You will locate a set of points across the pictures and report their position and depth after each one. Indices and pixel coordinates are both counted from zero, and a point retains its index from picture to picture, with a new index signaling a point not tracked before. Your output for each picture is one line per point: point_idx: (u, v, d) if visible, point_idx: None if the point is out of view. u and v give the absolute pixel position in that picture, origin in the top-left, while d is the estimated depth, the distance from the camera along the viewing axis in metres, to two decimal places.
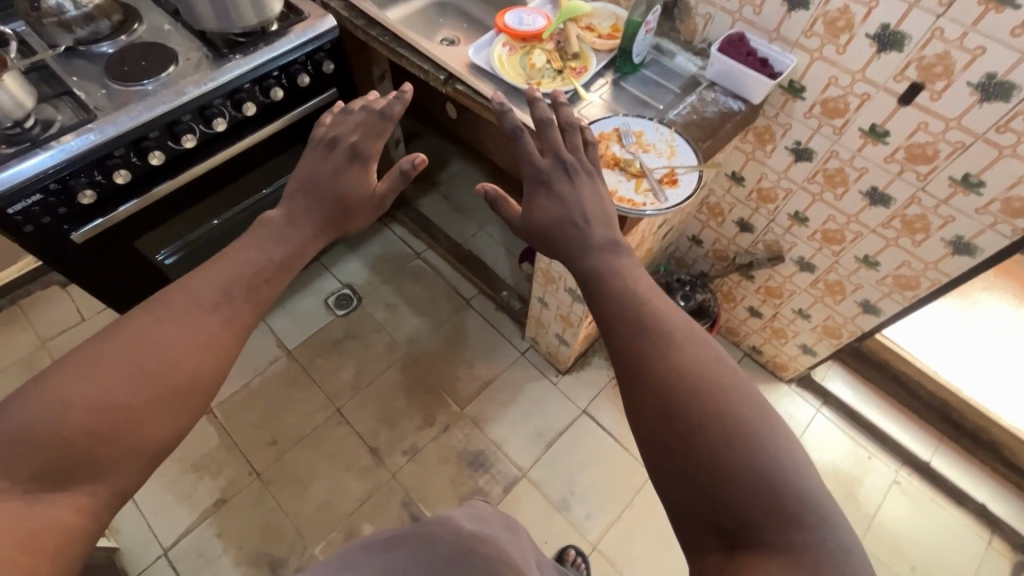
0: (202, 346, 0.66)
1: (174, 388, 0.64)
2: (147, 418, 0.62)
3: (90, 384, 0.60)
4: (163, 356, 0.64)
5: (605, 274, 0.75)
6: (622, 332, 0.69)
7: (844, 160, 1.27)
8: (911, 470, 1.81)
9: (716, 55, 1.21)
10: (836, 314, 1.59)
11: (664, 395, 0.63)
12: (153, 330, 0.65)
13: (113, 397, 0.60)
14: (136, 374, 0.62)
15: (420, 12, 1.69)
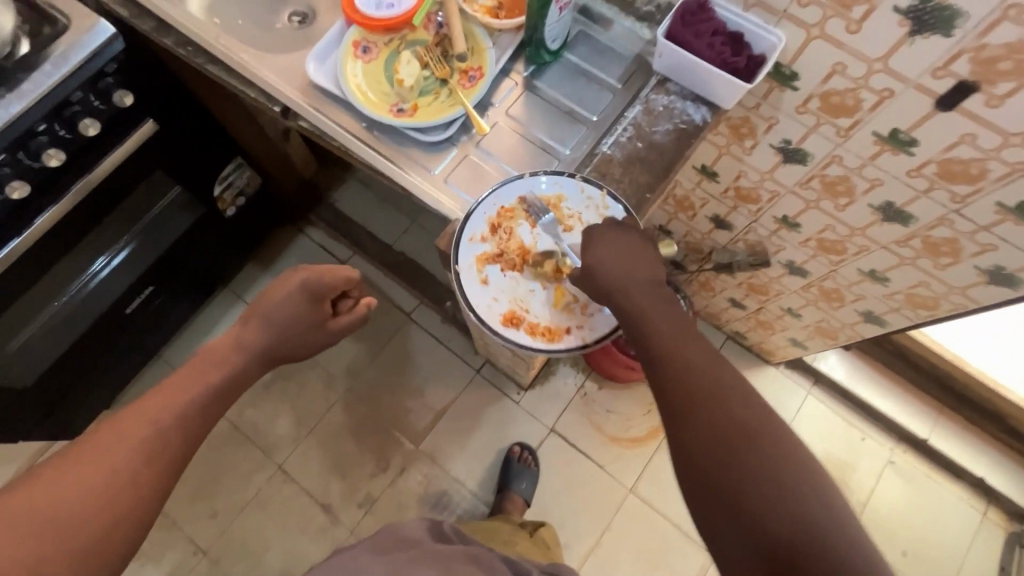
0: (132, 484, 0.65)
1: (131, 501, 0.64)
2: (97, 531, 0.61)
3: (11, 526, 0.57)
4: (93, 495, 0.62)
5: (649, 308, 0.66)
6: (667, 377, 0.62)
7: (849, 167, 0.92)
8: (907, 448, 1.68)
9: (665, 45, 0.81)
10: (831, 318, 1.33)
11: (718, 450, 0.56)
12: (128, 436, 0.67)
13: (76, 507, 0.61)
14: (61, 513, 0.60)
15: None
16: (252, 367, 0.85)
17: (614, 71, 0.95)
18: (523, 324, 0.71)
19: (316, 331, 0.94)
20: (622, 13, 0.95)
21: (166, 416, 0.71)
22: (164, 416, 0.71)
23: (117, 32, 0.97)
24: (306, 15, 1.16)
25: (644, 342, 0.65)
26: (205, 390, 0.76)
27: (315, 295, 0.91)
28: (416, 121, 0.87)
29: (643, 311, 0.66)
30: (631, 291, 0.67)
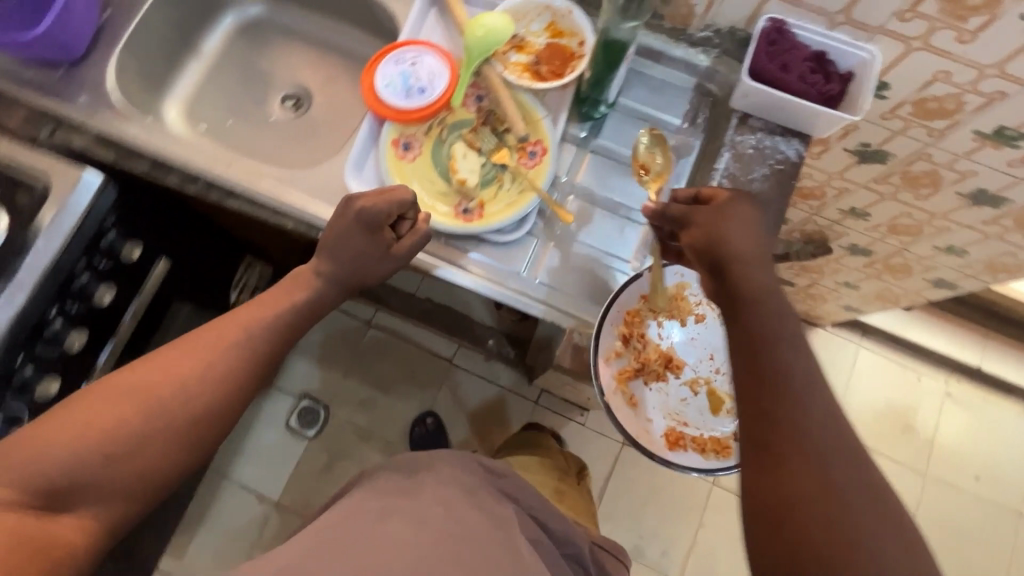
0: (212, 379, 0.68)
1: (185, 425, 0.65)
2: (159, 451, 0.64)
3: (124, 402, 0.63)
4: (180, 392, 0.66)
5: (757, 291, 0.60)
6: (774, 375, 0.56)
7: (939, 163, 0.87)
8: (960, 377, 1.72)
9: (752, 86, 0.73)
10: (895, 287, 1.31)
11: (811, 452, 0.52)
12: (207, 363, 0.68)
13: (150, 415, 0.63)
14: (157, 403, 0.64)
15: (227, 55, 1.02)
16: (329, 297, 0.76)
17: (676, 110, 0.86)
18: (691, 446, 0.65)
19: (385, 262, 0.75)
20: (672, 41, 0.86)
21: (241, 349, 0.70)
22: (239, 356, 0.70)
23: (106, 176, 0.81)
24: (299, 96, 1.02)
25: (744, 324, 0.59)
26: (268, 335, 0.73)
27: (373, 225, 0.72)
28: (490, 221, 0.78)
29: (751, 297, 0.59)
30: (746, 271, 0.60)
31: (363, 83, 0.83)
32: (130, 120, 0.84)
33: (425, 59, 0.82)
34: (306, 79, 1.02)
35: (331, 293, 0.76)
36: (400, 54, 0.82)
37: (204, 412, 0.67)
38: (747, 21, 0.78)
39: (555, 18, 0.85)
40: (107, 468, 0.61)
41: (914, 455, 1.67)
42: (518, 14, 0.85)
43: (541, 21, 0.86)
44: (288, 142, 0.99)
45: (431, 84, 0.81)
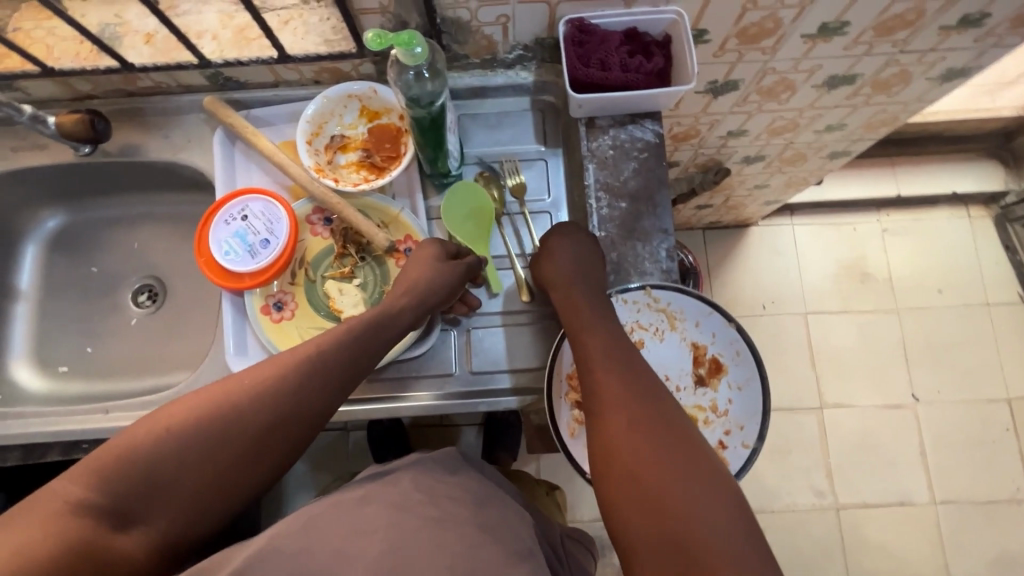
0: (272, 424, 0.57)
1: (259, 441, 0.56)
2: (233, 452, 0.55)
3: (178, 432, 0.54)
4: (241, 430, 0.55)
5: (586, 320, 0.63)
6: (604, 349, 0.61)
7: (785, 70, 0.86)
8: (888, 211, 1.79)
9: (584, 99, 0.70)
10: (798, 172, 1.33)
11: (636, 443, 0.53)
12: (277, 374, 0.58)
13: (222, 420, 0.55)
14: (211, 436, 0.54)
15: (48, 279, 0.90)
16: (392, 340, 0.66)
17: (524, 135, 0.82)
18: None
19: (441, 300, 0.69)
20: (488, 71, 0.80)
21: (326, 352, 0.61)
22: (281, 381, 0.58)
23: None
24: (151, 285, 0.92)
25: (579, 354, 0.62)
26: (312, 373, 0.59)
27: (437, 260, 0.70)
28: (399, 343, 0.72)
29: (576, 325, 0.64)
30: (579, 306, 0.65)
31: (203, 261, 0.74)
32: None
33: (254, 207, 0.75)
34: (148, 265, 0.92)
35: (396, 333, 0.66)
36: (226, 213, 0.75)
37: (279, 422, 0.57)
38: (548, 30, 0.73)
39: (363, 101, 0.78)
40: (162, 479, 0.53)
41: (881, 298, 1.74)
42: (323, 114, 0.77)
43: (351, 109, 0.78)
44: (159, 339, 0.89)
45: (272, 231, 0.74)
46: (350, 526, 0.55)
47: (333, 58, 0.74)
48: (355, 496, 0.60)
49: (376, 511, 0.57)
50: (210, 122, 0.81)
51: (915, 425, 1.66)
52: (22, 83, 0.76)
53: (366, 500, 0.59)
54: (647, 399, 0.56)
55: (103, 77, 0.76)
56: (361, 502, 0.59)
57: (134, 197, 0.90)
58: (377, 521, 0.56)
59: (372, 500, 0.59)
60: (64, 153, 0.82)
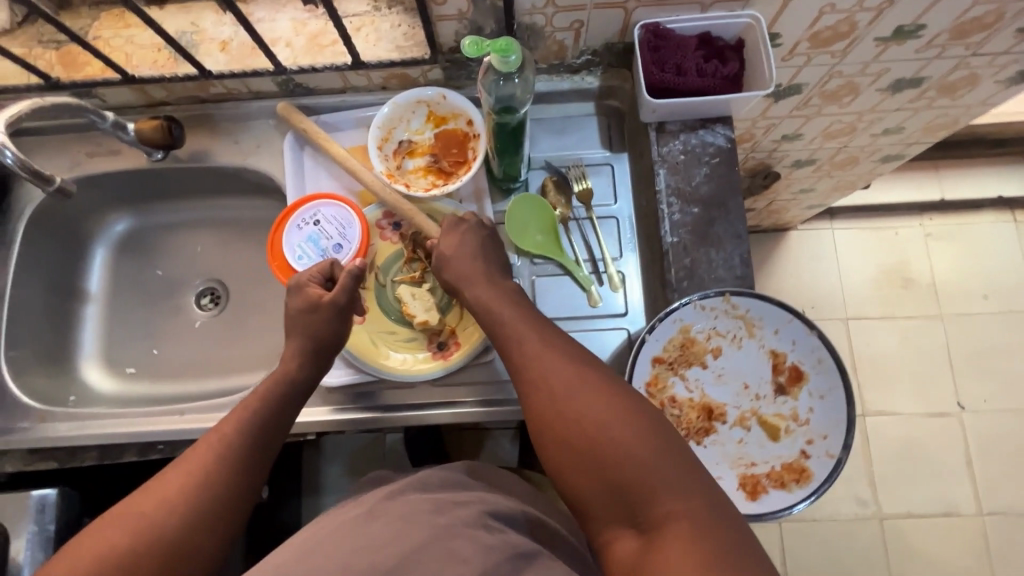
0: (210, 511, 0.54)
1: (213, 519, 0.54)
2: (173, 548, 0.51)
3: (115, 542, 0.50)
4: (176, 525, 0.52)
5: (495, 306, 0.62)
6: (509, 323, 0.60)
7: (851, 74, 0.85)
8: (931, 215, 1.76)
9: (660, 103, 0.69)
10: (847, 176, 1.31)
11: (562, 409, 0.51)
12: (214, 448, 0.57)
13: (164, 513, 0.52)
14: (149, 540, 0.50)
15: (115, 282, 0.92)
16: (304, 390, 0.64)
17: (588, 140, 0.82)
18: (771, 486, 0.62)
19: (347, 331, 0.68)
20: (554, 76, 0.80)
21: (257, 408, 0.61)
22: (220, 452, 0.57)
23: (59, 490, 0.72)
24: (213, 289, 0.93)
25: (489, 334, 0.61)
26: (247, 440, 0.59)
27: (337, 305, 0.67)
28: (471, 348, 0.72)
29: (482, 304, 0.62)
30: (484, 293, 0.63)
31: (276, 265, 0.75)
32: (56, 415, 0.75)
33: (326, 212, 0.76)
34: (210, 269, 0.94)
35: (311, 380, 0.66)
36: (298, 217, 0.76)
37: (229, 489, 0.56)
38: (620, 35, 0.73)
39: (431, 107, 0.78)
40: None
41: (924, 304, 1.71)
42: (392, 120, 0.78)
43: (418, 114, 0.79)
44: (223, 342, 0.90)
45: (344, 236, 0.75)
46: (362, 540, 0.53)
47: (405, 64, 0.75)
48: (358, 515, 0.59)
49: (387, 524, 0.55)
50: (279, 128, 0.82)
51: (961, 434, 1.63)
52: (101, 91, 0.78)
53: (372, 517, 0.57)
54: (550, 358, 0.55)
55: (178, 84, 0.78)
56: (366, 519, 0.57)
57: (199, 201, 0.92)
58: (391, 528, 0.54)
59: (376, 517, 0.57)
60: (136, 158, 0.83)
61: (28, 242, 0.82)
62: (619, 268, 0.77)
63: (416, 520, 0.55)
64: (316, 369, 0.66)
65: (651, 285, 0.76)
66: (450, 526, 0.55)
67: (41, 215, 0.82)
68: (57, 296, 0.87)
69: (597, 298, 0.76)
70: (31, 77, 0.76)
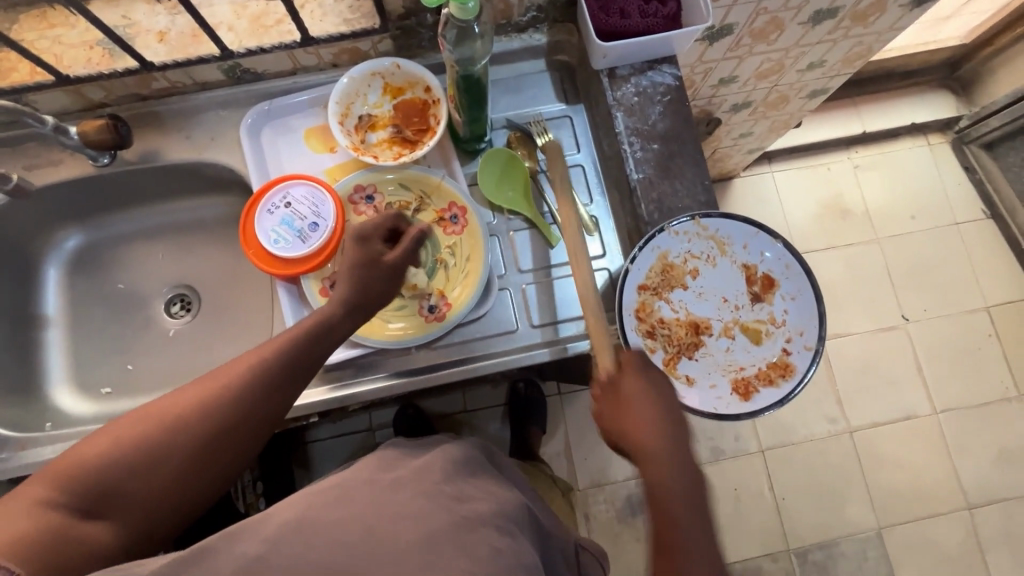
0: (235, 427, 0.59)
1: (223, 450, 0.59)
2: (188, 454, 0.57)
3: (149, 439, 0.56)
4: (203, 429, 0.57)
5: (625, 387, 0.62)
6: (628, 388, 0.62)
7: (776, 9, 0.91)
8: (856, 148, 1.90)
9: (610, 46, 0.73)
10: (781, 115, 1.39)
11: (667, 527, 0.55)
12: (239, 380, 0.60)
13: (188, 424, 0.57)
14: (179, 433, 0.57)
15: (73, 301, 0.87)
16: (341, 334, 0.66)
17: (544, 96, 0.84)
18: (760, 385, 0.66)
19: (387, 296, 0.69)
20: (503, 37, 0.82)
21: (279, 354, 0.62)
22: (244, 385, 0.60)
23: None
24: (184, 294, 0.90)
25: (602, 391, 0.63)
26: (274, 377, 0.61)
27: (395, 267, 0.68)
28: (462, 305, 0.74)
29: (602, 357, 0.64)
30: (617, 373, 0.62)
31: (251, 254, 0.74)
32: (35, 441, 0.71)
33: (296, 193, 0.75)
34: (175, 275, 0.90)
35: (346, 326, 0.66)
36: (269, 203, 0.75)
37: (242, 429, 0.59)
38: None
39: (386, 78, 0.78)
40: (127, 477, 0.55)
41: (861, 231, 1.85)
42: (349, 95, 0.78)
43: (374, 87, 0.79)
44: (202, 346, 0.87)
45: (318, 214, 0.74)
46: (386, 509, 0.52)
47: (356, 36, 0.75)
48: (390, 480, 0.57)
49: (409, 496, 0.54)
50: (232, 117, 0.80)
51: (909, 344, 1.77)
52: (32, 97, 0.74)
53: (398, 484, 0.56)
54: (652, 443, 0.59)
55: (117, 81, 0.74)
56: (393, 487, 0.55)
57: (154, 206, 0.88)
58: (414, 505, 0.54)
59: (404, 485, 0.56)
60: (82, 166, 0.79)
61: None
62: (591, 213, 0.80)
63: (436, 504, 0.55)
64: (352, 325, 0.67)
65: (624, 224, 0.79)
66: (467, 521, 0.54)
67: None
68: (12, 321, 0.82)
69: (575, 243, 0.79)
70: None
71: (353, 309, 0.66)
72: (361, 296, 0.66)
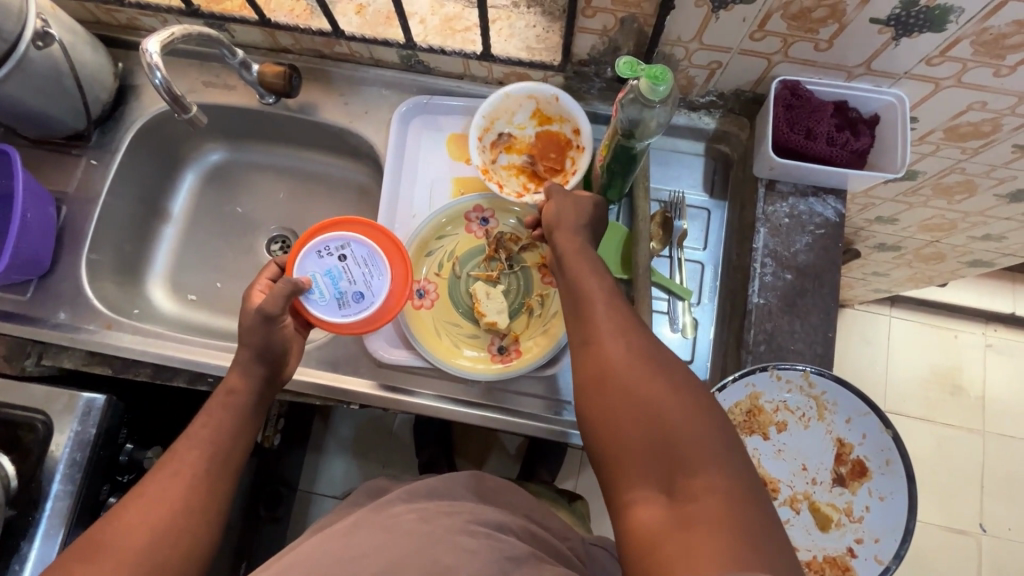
0: (185, 511, 0.55)
1: (186, 565, 0.54)
2: (149, 552, 0.52)
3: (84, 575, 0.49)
4: (154, 527, 0.53)
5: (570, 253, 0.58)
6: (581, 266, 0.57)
7: (974, 173, 0.82)
8: (997, 326, 1.69)
9: (781, 161, 0.68)
10: (928, 270, 1.26)
11: (639, 383, 0.46)
12: (189, 454, 0.58)
13: (140, 525, 0.53)
14: (119, 551, 0.51)
15: (197, 207, 0.94)
16: (262, 394, 0.65)
17: (691, 180, 0.80)
18: None
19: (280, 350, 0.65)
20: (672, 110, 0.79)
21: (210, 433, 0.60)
22: (195, 461, 0.58)
23: (96, 400, 0.73)
24: (286, 237, 0.94)
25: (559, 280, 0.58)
26: (219, 443, 0.60)
27: (270, 319, 0.64)
28: (531, 358, 0.72)
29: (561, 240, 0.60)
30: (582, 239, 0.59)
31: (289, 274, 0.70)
32: (121, 325, 0.77)
33: (355, 251, 0.71)
34: (286, 216, 0.95)
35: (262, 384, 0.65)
36: (322, 245, 0.71)
37: (202, 506, 0.56)
38: (754, 84, 0.72)
39: (540, 104, 0.76)
40: None
41: (968, 415, 1.64)
42: (503, 110, 0.76)
43: (524, 108, 0.77)
44: None
45: (368, 284, 0.71)
46: (345, 553, 0.55)
47: (532, 65, 0.74)
48: (345, 522, 0.61)
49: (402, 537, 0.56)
50: (390, 99, 0.83)
51: (977, 556, 1.56)
52: (232, 27, 0.79)
53: (354, 527, 0.60)
54: (608, 316, 0.51)
55: (307, 36, 0.79)
56: (349, 530, 0.59)
57: (292, 149, 0.93)
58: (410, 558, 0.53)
59: (397, 524, 0.58)
60: (249, 97, 0.85)
61: (130, 152, 0.85)
62: (694, 315, 0.75)
63: (434, 542, 0.56)
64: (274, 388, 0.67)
65: (725, 340, 0.74)
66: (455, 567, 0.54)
67: (147, 130, 0.85)
68: (143, 207, 0.89)
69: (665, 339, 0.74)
70: (173, 0, 0.78)
71: (268, 377, 0.65)
72: (282, 353, 0.65)
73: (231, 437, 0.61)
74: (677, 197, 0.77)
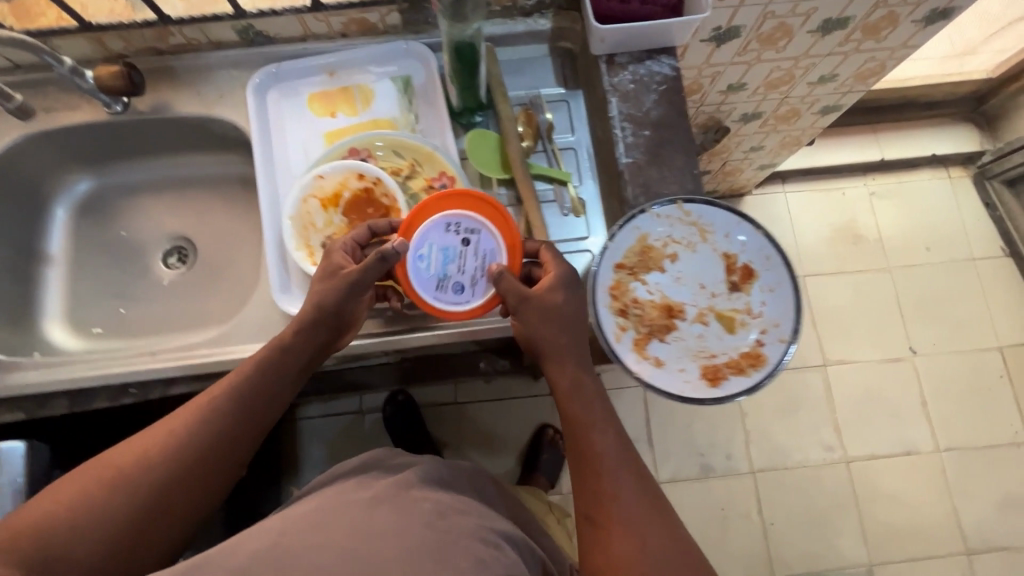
0: (207, 457, 0.62)
1: (184, 503, 0.61)
2: (164, 484, 0.59)
3: (119, 478, 0.58)
4: (187, 456, 0.61)
5: (591, 419, 0.65)
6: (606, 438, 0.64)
7: (783, 14, 0.92)
8: (873, 175, 1.87)
9: (607, 30, 0.74)
10: (792, 131, 1.39)
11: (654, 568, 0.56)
12: (226, 411, 0.64)
13: (168, 458, 0.60)
14: (152, 466, 0.59)
15: (79, 241, 0.91)
16: (299, 366, 0.69)
17: (545, 79, 0.86)
18: (730, 373, 0.66)
19: (348, 316, 0.69)
20: (509, 19, 0.84)
21: (253, 385, 0.66)
22: (226, 418, 0.64)
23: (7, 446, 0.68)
24: (181, 247, 0.93)
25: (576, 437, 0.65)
26: (249, 416, 0.65)
27: (353, 285, 0.67)
28: None
29: (572, 398, 0.66)
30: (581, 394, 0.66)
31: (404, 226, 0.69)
32: (23, 364, 0.74)
33: (481, 243, 0.69)
34: (174, 227, 0.94)
35: (302, 355, 0.68)
36: (456, 221, 0.68)
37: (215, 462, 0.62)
38: None
39: (318, 192, 0.76)
40: (92, 514, 0.56)
41: (873, 257, 1.81)
42: (300, 238, 0.75)
43: (314, 208, 0.76)
44: (194, 297, 0.90)
45: (473, 279, 0.69)
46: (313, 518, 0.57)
47: (364, 5, 0.78)
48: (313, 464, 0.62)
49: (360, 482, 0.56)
50: (241, 77, 0.84)
51: (914, 376, 1.73)
52: (56, 42, 0.78)
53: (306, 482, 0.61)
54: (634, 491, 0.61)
55: (136, 32, 0.78)
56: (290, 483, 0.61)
57: (162, 159, 0.92)
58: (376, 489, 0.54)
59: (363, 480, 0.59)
60: (95, 111, 0.83)
61: None
62: (581, 195, 0.81)
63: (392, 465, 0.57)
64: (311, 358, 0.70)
65: (611, 207, 0.80)
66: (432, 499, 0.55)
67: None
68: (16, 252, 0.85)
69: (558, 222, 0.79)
70: None
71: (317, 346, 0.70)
72: (340, 325, 0.69)
73: (258, 412, 0.66)
74: (534, 95, 0.83)
